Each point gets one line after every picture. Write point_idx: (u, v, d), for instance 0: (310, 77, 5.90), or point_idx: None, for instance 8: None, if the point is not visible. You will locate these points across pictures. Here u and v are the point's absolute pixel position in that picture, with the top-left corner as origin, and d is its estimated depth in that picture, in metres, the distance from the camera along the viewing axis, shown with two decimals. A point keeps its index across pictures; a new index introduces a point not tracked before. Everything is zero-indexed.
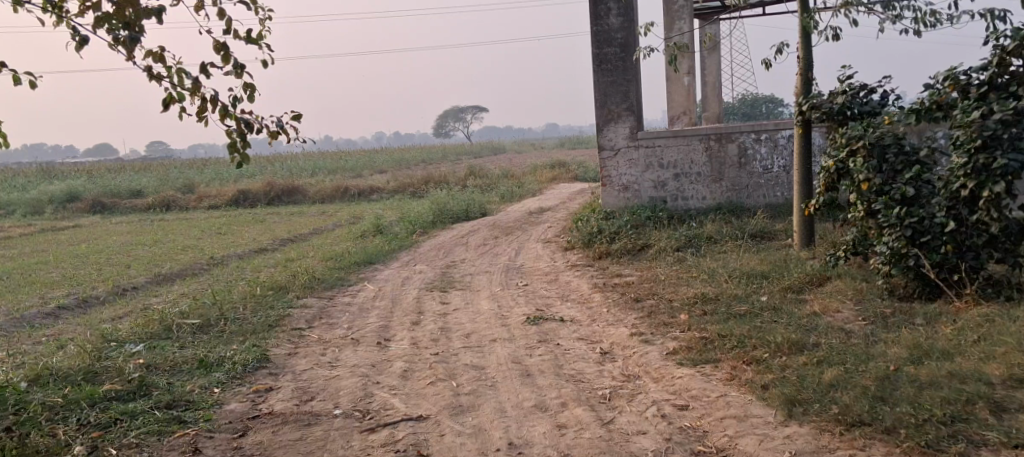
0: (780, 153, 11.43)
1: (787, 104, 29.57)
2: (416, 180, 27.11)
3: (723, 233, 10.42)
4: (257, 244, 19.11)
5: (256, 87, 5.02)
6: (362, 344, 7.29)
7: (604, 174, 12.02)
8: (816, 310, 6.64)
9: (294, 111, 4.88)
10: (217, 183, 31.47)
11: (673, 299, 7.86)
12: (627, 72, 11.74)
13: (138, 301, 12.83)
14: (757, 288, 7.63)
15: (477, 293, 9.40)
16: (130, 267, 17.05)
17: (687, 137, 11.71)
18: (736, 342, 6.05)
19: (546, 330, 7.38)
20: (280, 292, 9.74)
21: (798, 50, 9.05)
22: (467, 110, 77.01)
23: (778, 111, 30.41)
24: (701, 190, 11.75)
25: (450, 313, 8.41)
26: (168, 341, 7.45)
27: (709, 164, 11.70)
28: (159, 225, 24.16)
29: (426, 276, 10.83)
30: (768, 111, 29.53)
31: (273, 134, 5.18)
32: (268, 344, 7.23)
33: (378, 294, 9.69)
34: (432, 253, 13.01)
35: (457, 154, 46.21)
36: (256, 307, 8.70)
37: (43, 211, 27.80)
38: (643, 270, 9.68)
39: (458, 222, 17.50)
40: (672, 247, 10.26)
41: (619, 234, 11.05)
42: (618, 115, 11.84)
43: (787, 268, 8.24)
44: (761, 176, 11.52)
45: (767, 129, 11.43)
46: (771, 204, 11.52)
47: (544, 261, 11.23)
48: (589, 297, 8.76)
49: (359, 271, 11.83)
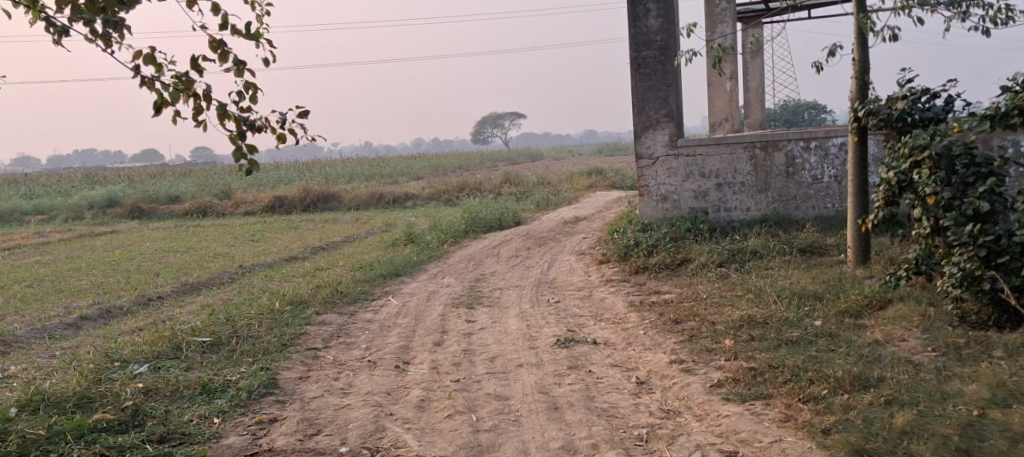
0: (830, 162, 10.75)
1: (831, 111, 28.64)
2: (451, 187, 26.67)
3: (769, 247, 9.75)
4: (289, 252, 18.73)
5: (257, 84, 4.49)
6: (380, 368, 6.78)
7: (642, 183, 11.44)
8: (878, 339, 6.00)
9: (299, 109, 4.40)
10: (254, 189, 31.29)
11: (716, 321, 7.25)
12: (666, 76, 11.13)
13: (161, 311, 12.44)
14: (808, 311, 6.99)
15: (505, 310, 8.84)
16: (160, 275, 16.74)
17: (731, 145, 11.05)
18: (789, 375, 5.43)
19: (578, 354, 6.80)
20: (300, 307, 9.27)
21: (854, 52, 8.40)
22: (506, 116, 76.66)
23: (822, 118, 29.43)
24: (744, 200, 11.09)
25: (476, 333, 7.87)
26: (174, 361, 7.00)
27: (754, 173, 11.02)
28: (194, 231, 23.97)
29: (453, 290, 10.30)
30: (810, 117, 28.63)
31: (280, 135, 4.61)
32: (279, 366, 6.75)
33: (402, 310, 9.17)
34: (462, 265, 12.48)
35: (494, 161, 45.74)
36: (271, 323, 8.23)
37: (82, 215, 27.78)
38: (683, 287, 9.06)
39: (491, 231, 16.97)
40: (714, 263, 9.62)
41: (657, 248, 10.45)
42: (657, 120, 11.24)
43: (842, 289, 7.61)
44: (809, 187, 10.84)
45: (816, 136, 10.75)
46: (821, 216, 10.82)
47: (579, 275, 10.64)
48: (625, 316, 8.16)
49: (385, 283, 11.33)
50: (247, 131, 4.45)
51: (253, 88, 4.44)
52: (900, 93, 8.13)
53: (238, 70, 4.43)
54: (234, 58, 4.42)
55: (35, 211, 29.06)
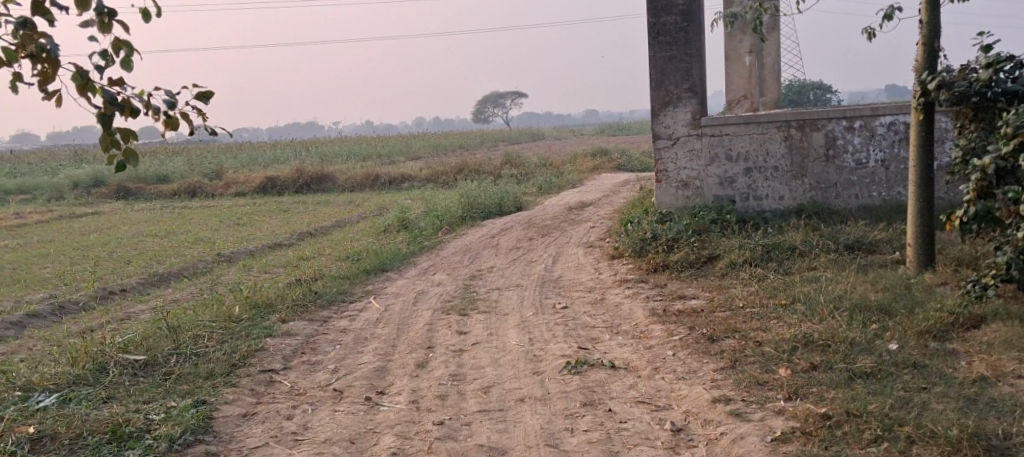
0: (877, 144, 9.38)
1: (837, 92, 27.17)
2: (449, 168, 25.24)
3: (811, 243, 8.44)
4: (274, 238, 17.39)
5: (132, 48, 3.45)
6: (346, 400, 5.45)
7: (659, 167, 10.07)
8: (985, 374, 4.73)
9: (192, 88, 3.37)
10: (245, 169, 29.87)
11: (763, 340, 5.91)
12: (689, 46, 9.78)
13: (123, 309, 11.08)
14: (878, 329, 5.66)
15: (503, 319, 7.50)
16: (130, 263, 15.38)
17: (763, 124, 9.66)
18: (878, 429, 4.16)
19: (592, 384, 5.45)
20: (262, 313, 7.91)
21: (921, 12, 7.00)
22: (506, 95, 75.08)
23: (829, 98, 27.91)
24: (777, 187, 9.71)
25: (467, 350, 6.52)
26: (91, 389, 5.67)
27: (789, 156, 9.63)
28: (179, 212, 22.61)
29: (445, 291, 8.95)
30: (816, 98, 27.10)
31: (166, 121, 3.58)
32: (220, 399, 5.44)
33: (382, 318, 7.82)
34: (456, 258, 11.12)
35: (494, 141, 44.31)
36: (223, 336, 6.88)
37: (65, 195, 26.37)
38: (713, 293, 7.71)
39: (491, 218, 15.57)
40: (746, 261, 8.32)
41: (678, 242, 9.10)
42: (677, 96, 9.89)
43: (915, 298, 6.28)
44: (852, 173, 9.48)
45: (861, 115, 9.37)
46: (864, 206, 9.46)
47: (588, 274, 9.29)
48: (646, 330, 6.80)
49: (367, 279, 9.96)
50: (118, 110, 3.42)
51: (127, 52, 3.46)
52: (981, 61, 6.76)
53: (106, 25, 3.34)
54: (98, 8, 3.30)
55: (18, 190, 27.62)
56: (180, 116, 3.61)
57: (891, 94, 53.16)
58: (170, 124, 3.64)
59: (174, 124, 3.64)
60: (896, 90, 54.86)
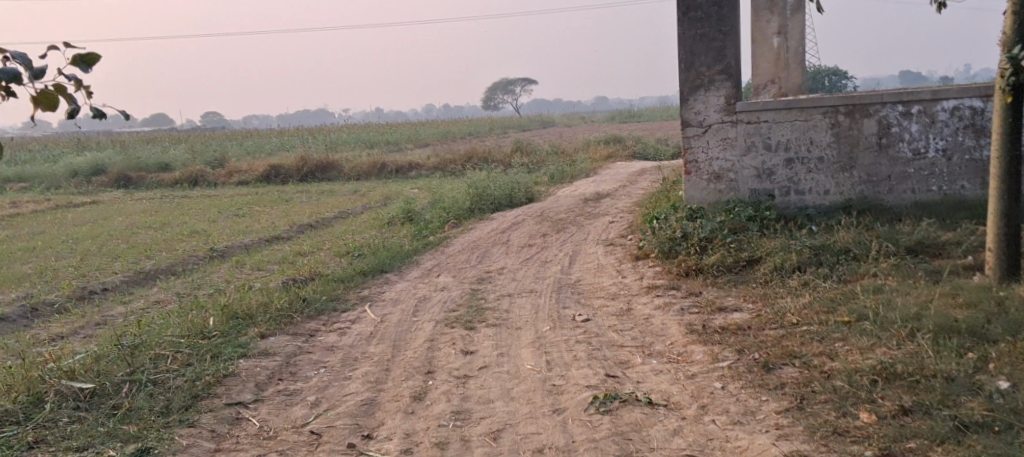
0: (937, 131, 8.28)
1: (854, 77, 25.95)
2: (458, 156, 24.16)
3: (866, 245, 7.39)
4: (273, 231, 16.40)
5: None
6: (322, 449, 4.52)
7: (689, 157, 9.03)
8: None
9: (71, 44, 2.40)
10: (249, 157, 28.85)
11: (830, 370, 4.88)
12: (723, 22, 8.74)
13: (101, 311, 10.10)
14: (977, 361, 4.63)
15: (515, 335, 6.49)
16: (118, 259, 14.40)
17: (807, 110, 8.57)
18: None
19: (626, 429, 4.47)
20: (238, 327, 6.91)
21: None
22: (517, 82, 73.94)
23: (845, 85, 26.66)
24: (821, 180, 8.64)
25: (474, 377, 5.52)
26: (19, 430, 4.65)
27: (836, 145, 8.54)
28: (179, 202, 21.63)
29: (450, 298, 7.94)
30: (832, 83, 25.94)
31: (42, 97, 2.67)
32: (169, 447, 4.48)
33: (375, 333, 6.81)
34: (463, 257, 10.10)
35: (504, 127, 43.22)
36: (189, 358, 5.88)
37: (62, 184, 25.40)
38: (757, 306, 6.68)
39: (501, 210, 14.51)
40: (792, 267, 7.28)
41: (712, 243, 8.06)
42: (709, 79, 8.84)
43: (1011, 315, 5.23)
44: (908, 164, 8.38)
45: (920, 99, 8.27)
46: (922, 202, 8.36)
47: (610, 278, 8.28)
48: (685, 353, 5.79)
49: (363, 282, 8.96)
50: None
51: None
52: None
53: None
54: None
55: (16, 179, 26.66)
56: (59, 89, 2.67)
57: (909, 81, 51.63)
58: (45, 104, 2.67)
59: (49, 102, 2.67)
60: (913, 74, 53.48)
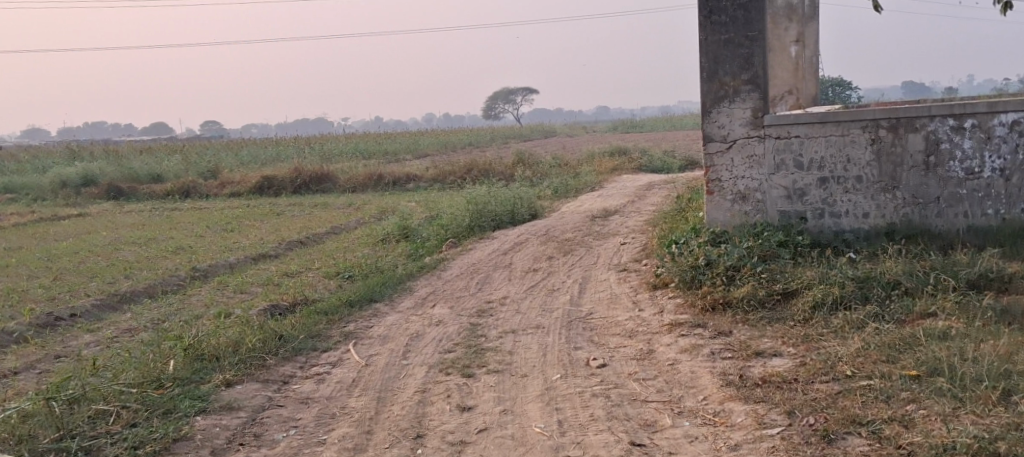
0: (993, 148, 7.38)
1: (860, 88, 25.19)
2: (457, 167, 23.22)
3: (920, 278, 6.47)
4: (262, 248, 15.47)
5: None
6: None
7: (711, 176, 8.13)
8: None
9: None
10: (244, 168, 27.91)
11: (911, 445, 4.17)
12: (749, 26, 7.86)
13: (63, 342, 9.15)
14: None
15: (520, 385, 5.59)
16: (95, 278, 13.48)
17: (845, 124, 7.67)
18: None
19: None
20: (202, 372, 6.00)
21: None
22: (518, 91, 73.20)
23: (851, 96, 25.90)
24: (860, 202, 7.73)
25: (470, 445, 4.72)
26: None
27: (877, 163, 7.64)
28: (169, 215, 20.69)
29: (445, 335, 7.02)
30: (838, 94, 25.19)
31: None
32: None
33: (358, 380, 5.89)
34: (461, 283, 9.18)
35: (505, 137, 42.39)
36: (135, 415, 5.00)
37: (49, 196, 24.44)
38: (801, 351, 5.77)
39: (502, 227, 13.58)
40: (836, 303, 6.37)
41: (741, 272, 7.16)
42: (734, 88, 7.95)
43: None
44: (959, 185, 7.48)
45: (973, 112, 7.37)
46: (976, 227, 7.46)
47: (626, 311, 7.35)
48: (722, 412, 4.88)
49: (350, 312, 8.04)
50: None
51: None
52: None
53: None
54: None
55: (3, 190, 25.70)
56: None
57: (912, 93, 50.72)
58: None
59: None
60: (914, 86, 52.57)
